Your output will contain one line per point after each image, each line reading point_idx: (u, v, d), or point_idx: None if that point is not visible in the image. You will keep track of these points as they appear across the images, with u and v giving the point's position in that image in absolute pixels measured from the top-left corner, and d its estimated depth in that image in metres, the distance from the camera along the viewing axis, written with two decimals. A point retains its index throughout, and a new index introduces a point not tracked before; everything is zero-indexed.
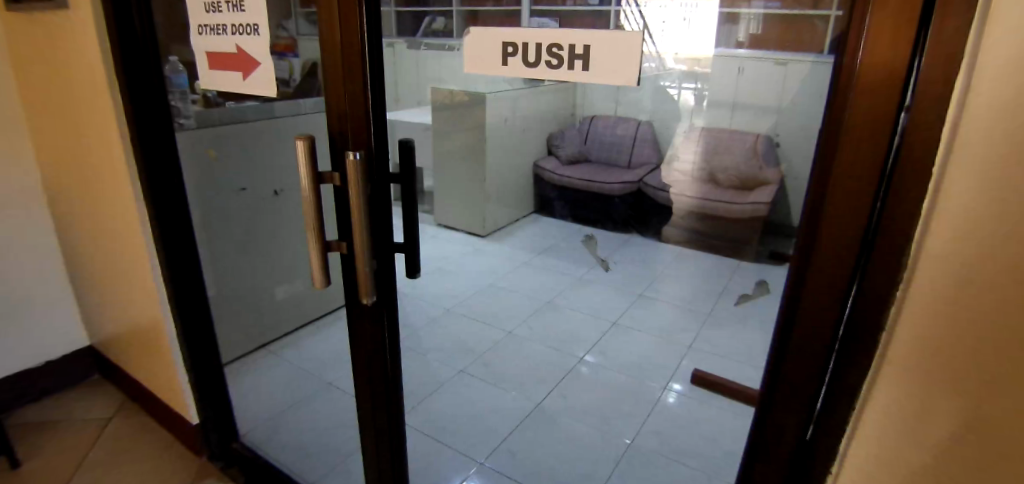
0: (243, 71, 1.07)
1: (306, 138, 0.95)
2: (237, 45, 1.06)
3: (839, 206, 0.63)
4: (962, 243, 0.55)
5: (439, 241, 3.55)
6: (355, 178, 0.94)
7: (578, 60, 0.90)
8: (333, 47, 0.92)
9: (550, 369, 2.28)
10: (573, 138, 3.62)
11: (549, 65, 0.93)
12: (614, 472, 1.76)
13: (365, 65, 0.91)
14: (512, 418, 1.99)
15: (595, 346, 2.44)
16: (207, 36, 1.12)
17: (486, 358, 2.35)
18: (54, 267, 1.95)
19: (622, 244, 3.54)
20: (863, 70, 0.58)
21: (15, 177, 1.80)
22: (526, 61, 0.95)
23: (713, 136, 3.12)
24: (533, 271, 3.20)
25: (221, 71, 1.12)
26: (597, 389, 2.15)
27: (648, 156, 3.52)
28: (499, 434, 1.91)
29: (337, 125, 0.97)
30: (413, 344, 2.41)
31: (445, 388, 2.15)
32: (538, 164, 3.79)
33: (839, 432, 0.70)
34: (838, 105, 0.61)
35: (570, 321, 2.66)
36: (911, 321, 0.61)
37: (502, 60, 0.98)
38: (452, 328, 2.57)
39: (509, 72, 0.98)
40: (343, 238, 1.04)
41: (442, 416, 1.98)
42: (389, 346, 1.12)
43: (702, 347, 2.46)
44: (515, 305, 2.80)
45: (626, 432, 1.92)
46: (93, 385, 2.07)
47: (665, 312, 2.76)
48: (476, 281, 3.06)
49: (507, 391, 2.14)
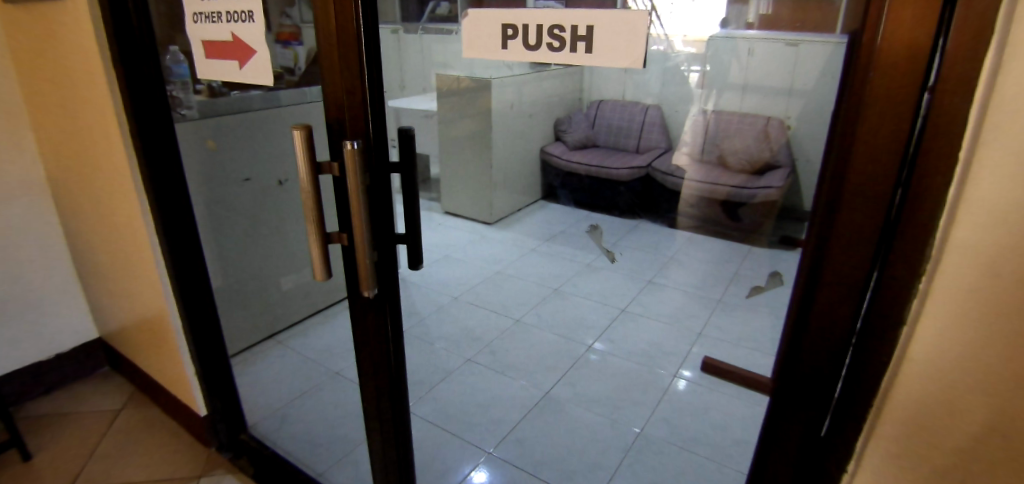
0: (239, 59, 1.04)
1: (303, 127, 0.92)
2: (233, 32, 1.03)
3: (856, 193, 0.60)
4: (992, 231, 0.52)
5: (447, 230, 3.53)
6: (353, 167, 0.92)
7: (581, 42, 0.87)
8: (329, 33, 0.89)
9: (560, 357, 2.26)
10: (580, 122, 3.47)
11: (550, 48, 0.90)
12: (624, 461, 1.74)
13: (361, 54, 0.88)
14: (521, 409, 1.97)
15: (604, 334, 2.42)
16: (203, 24, 1.08)
17: (494, 346, 2.33)
18: (61, 261, 1.95)
19: (631, 231, 3.52)
20: (882, 48, 0.55)
21: (18, 170, 1.79)
22: (527, 44, 0.92)
23: (723, 121, 3.05)
24: (542, 259, 3.16)
25: (219, 61, 1.08)
26: (608, 377, 2.13)
27: (658, 141, 3.38)
28: (507, 424, 1.89)
29: (335, 112, 0.94)
30: (420, 333, 2.38)
31: (454, 376, 2.14)
32: (545, 149, 3.76)
33: (856, 429, 0.67)
34: (854, 86, 0.58)
35: (579, 308, 2.63)
36: (937, 314, 0.58)
37: (501, 43, 0.94)
38: (460, 317, 2.54)
39: (510, 56, 0.95)
40: (343, 229, 1.01)
41: (452, 406, 1.97)
42: (392, 339, 1.10)
43: (713, 334, 2.44)
44: (523, 292, 2.78)
45: (636, 420, 1.91)
46: (103, 377, 2.09)
47: (675, 298, 2.73)
48: (484, 268, 3.04)
49: (515, 379, 2.13)
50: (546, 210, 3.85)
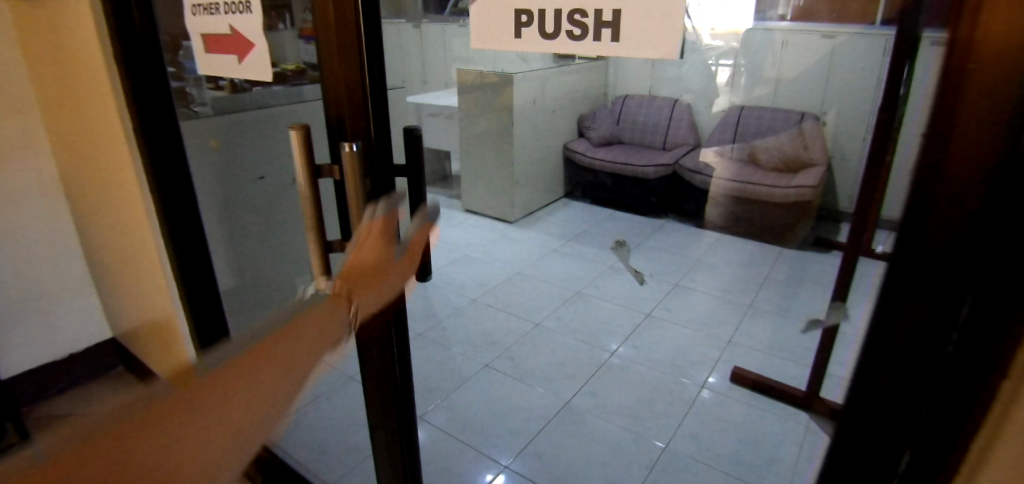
0: (238, 54, 0.97)
1: (301, 127, 0.85)
2: (232, 25, 0.96)
3: (951, 207, 0.54)
4: None
5: (466, 229, 3.46)
6: (353, 172, 0.86)
7: (606, 29, 0.78)
8: (327, 25, 0.81)
9: (581, 364, 2.17)
10: (604, 118, 3.27)
11: (570, 36, 0.81)
12: (647, 479, 1.65)
13: (362, 47, 0.81)
14: (539, 419, 1.89)
15: (627, 339, 2.32)
16: (202, 17, 1.02)
17: (513, 351, 2.25)
18: (75, 260, 1.93)
19: (656, 231, 3.41)
20: (983, 42, 0.49)
21: (31, 169, 1.77)
22: (543, 32, 0.82)
23: (754, 117, 2.86)
24: (563, 259, 3.07)
25: (220, 56, 1.02)
26: (631, 387, 2.04)
27: (684, 137, 3.13)
28: (524, 436, 1.82)
29: (334, 111, 0.86)
30: (437, 336, 2.32)
31: (471, 382, 2.07)
32: (567, 146, 3.65)
33: (949, 467, 0.60)
34: (943, 73, 0.52)
35: (601, 311, 2.53)
36: None
37: (514, 32, 0.85)
38: (478, 320, 2.47)
39: (524, 46, 0.86)
40: (345, 237, 0.95)
41: (468, 415, 1.90)
42: (398, 356, 1.04)
43: (742, 342, 2.33)
44: (544, 294, 2.69)
45: (660, 434, 1.81)
46: (117, 377, 2.07)
47: (702, 302, 2.62)
48: (504, 268, 2.97)
49: (533, 387, 2.04)
50: (568, 209, 3.76)
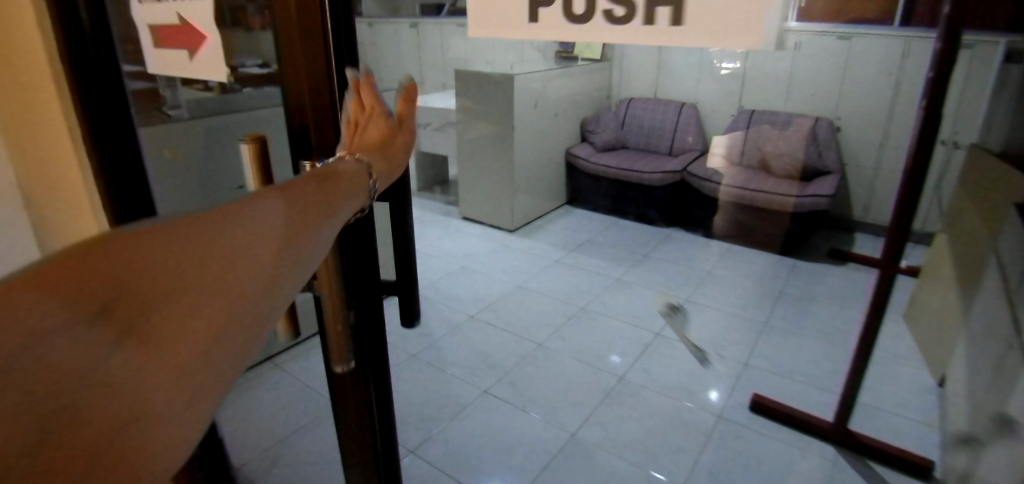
0: (189, 48, 0.81)
1: (254, 137, 0.71)
2: (180, 13, 0.79)
3: None
4: None
5: (464, 238, 3.31)
6: None
7: (662, 7, 0.64)
8: (282, 12, 0.70)
9: (587, 389, 2.01)
10: (609, 121, 3.28)
11: (608, 16, 0.68)
12: None
13: (330, 53, 0.71)
14: (543, 453, 1.73)
15: (637, 362, 2.16)
16: (148, 4, 0.84)
17: (514, 374, 2.09)
18: None
19: (664, 241, 3.25)
20: None
21: None
22: (573, 12, 0.70)
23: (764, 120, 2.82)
24: (566, 271, 2.91)
25: (170, 50, 0.85)
26: (642, 416, 1.88)
27: (694, 143, 3.11)
28: (527, 473, 1.66)
29: (298, 120, 0.75)
30: (432, 358, 2.17)
31: (469, 410, 1.91)
32: (571, 151, 3.54)
33: None
34: None
35: (608, 330, 2.38)
36: None
37: (531, 14, 0.72)
38: (477, 338, 2.31)
39: (544, 32, 0.73)
40: None
41: (466, 448, 1.74)
42: (379, 417, 0.88)
43: (758, 364, 2.18)
44: (547, 310, 2.54)
45: (675, 472, 1.66)
46: None
47: (714, 320, 2.47)
48: (504, 281, 2.81)
49: (536, 415, 1.88)
50: (570, 217, 3.61)
